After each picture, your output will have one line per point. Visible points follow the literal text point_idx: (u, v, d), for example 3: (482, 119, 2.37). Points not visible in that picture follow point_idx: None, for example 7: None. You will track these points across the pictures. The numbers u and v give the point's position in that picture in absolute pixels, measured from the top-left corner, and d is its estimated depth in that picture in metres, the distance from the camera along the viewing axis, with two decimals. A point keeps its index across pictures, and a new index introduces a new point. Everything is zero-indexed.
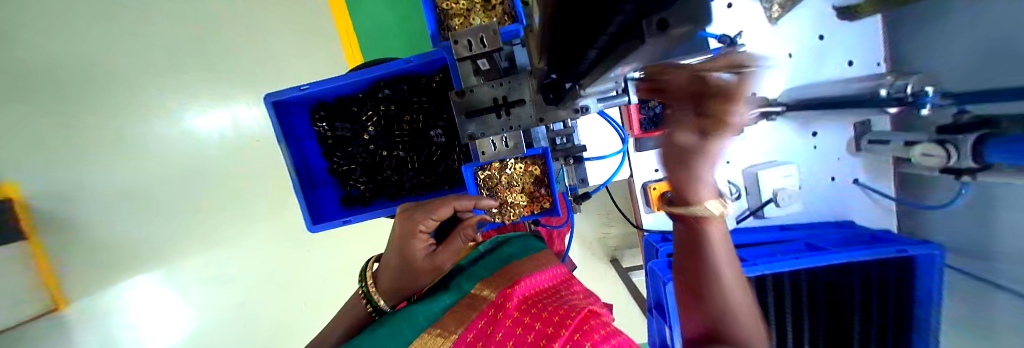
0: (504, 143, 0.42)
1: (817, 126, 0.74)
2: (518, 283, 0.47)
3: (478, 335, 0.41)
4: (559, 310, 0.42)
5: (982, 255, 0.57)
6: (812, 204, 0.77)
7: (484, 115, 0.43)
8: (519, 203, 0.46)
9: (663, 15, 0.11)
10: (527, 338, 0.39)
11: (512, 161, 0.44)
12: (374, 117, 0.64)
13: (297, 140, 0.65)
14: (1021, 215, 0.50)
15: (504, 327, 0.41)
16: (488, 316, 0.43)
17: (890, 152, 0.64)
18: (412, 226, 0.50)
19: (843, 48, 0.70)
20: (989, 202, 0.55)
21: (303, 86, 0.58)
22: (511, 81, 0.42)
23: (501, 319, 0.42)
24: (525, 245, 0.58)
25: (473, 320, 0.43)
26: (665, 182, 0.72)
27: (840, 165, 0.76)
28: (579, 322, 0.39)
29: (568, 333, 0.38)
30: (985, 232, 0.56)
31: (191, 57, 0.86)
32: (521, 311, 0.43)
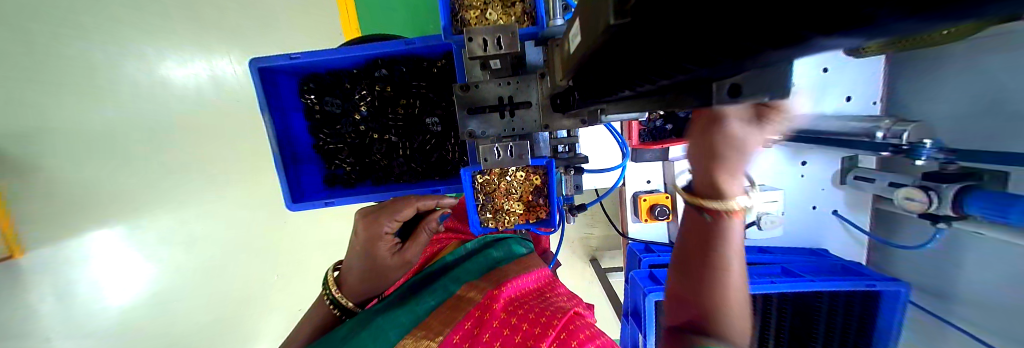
0: (509, 152, 0.35)
1: (807, 156, 0.76)
2: (504, 286, 0.49)
3: (465, 336, 0.43)
4: (547, 310, 0.45)
5: (941, 293, 0.63)
6: (792, 231, 0.79)
7: (486, 113, 0.43)
8: (515, 211, 0.41)
9: (740, 82, 0.13)
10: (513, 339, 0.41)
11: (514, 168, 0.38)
12: (368, 96, 0.64)
13: (281, 110, 0.64)
14: (991, 265, 0.55)
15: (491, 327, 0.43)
16: (476, 316, 0.45)
17: (874, 190, 0.66)
18: (378, 229, 0.53)
19: (845, 84, 0.73)
20: (961, 249, 0.60)
21: (293, 55, 0.57)
22: (520, 82, 0.42)
23: (489, 321, 0.44)
24: (511, 249, 0.60)
25: (461, 320, 0.45)
26: (655, 194, 0.75)
27: (823, 195, 0.77)
28: (566, 322, 0.42)
29: (554, 333, 0.40)
30: (949, 271, 0.62)
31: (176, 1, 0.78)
32: (508, 313, 0.45)
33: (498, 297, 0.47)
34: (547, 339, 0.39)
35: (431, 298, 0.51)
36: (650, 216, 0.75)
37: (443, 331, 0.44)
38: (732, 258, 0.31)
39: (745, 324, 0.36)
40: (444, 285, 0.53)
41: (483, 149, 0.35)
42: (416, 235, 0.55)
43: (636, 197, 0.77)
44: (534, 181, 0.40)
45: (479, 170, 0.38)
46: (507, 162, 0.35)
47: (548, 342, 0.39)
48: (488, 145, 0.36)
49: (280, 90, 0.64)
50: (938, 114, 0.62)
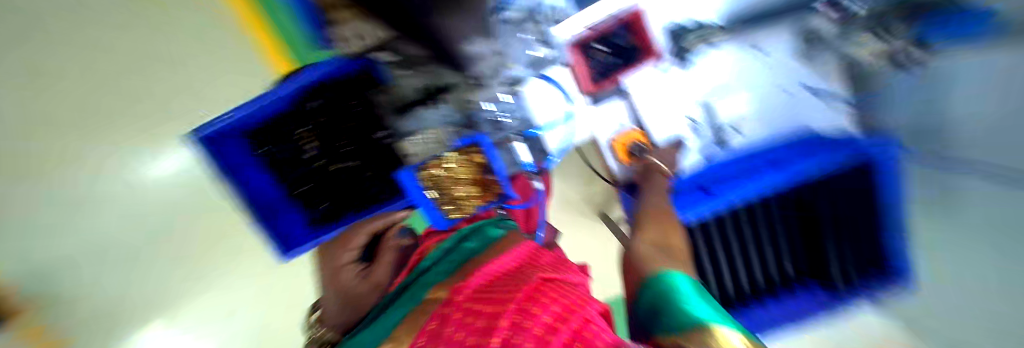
0: (427, 141, 0.41)
1: (764, 42, 0.74)
2: (466, 280, 0.42)
3: (429, 337, 0.31)
4: (515, 286, 0.39)
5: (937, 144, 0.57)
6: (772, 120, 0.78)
7: (416, 108, 0.43)
8: (470, 194, 0.45)
9: None
10: (472, 326, 0.31)
11: (449, 154, 0.41)
12: (312, 130, 0.63)
13: (239, 172, 0.63)
14: (970, 91, 0.49)
15: (447, 322, 0.33)
16: (441, 315, 0.35)
17: None
18: (335, 262, 0.54)
19: None
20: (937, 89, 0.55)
21: (222, 116, 0.57)
22: (432, 69, 0.41)
23: (452, 315, 0.35)
24: (485, 236, 0.57)
25: (425, 322, 0.35)
26: (626, 134, 0.74)
27: (793, 75, 0.75)
28: (533, 293, 0.36)
29: (516, 306, 0.33)
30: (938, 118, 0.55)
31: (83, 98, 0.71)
32: (473, 299, 0.37)
33: (460, 291, 0.40)
34: (512, 307, 0.33)
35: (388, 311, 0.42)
36: (627, 157, 0.75)
37: (404, 338, 0.33)
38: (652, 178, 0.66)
39: (668, 217, 0.54)
40: (404, 294, 0.45)
41: (405, 146, 0.41)
42: (380, 254, 0.58)
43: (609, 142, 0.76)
44: (474, 160, 0.42)
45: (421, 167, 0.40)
46: (430, 150, 0.41)
47: (512, 312, 0.32)
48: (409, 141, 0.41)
49: (226, 155, 0.63)
50: None
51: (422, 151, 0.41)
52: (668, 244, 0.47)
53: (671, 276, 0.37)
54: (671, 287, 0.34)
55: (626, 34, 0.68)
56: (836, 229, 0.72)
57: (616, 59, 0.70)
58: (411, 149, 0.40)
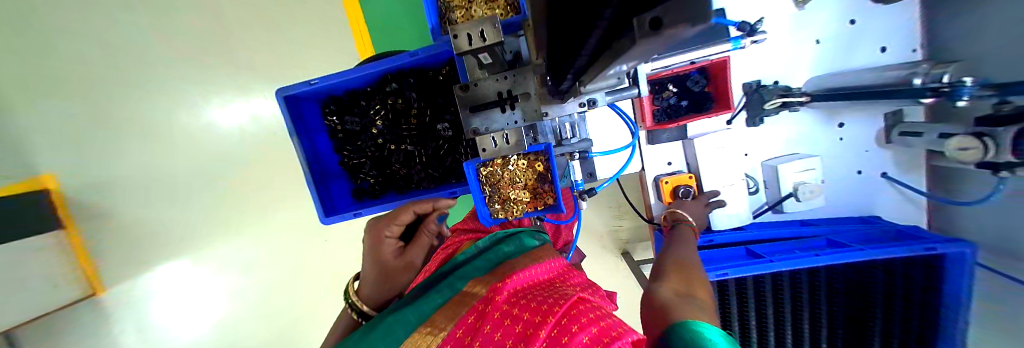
0: (504, 139, 0.36)
1: (845, 117, 0.70)
2: (506, 279, 0.50)
3: (467, 330, 0.42)
4: (546, 298, 0.45)
5: (1014, 253, 0.54)
6: (839, 199, 0.73)
7: (488, 109, 0.45)
8: (522, 200, 0.41)
9: (660, 13, 0.11)
10: (514, 328, 0.40)
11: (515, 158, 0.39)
12: (382, 110, 0.67)
13: (311, 133, 0.71)
14: None
15: (494, 317, 0.43)
16: (478, 311, 0.45)
17: (923, 144, 0.60)
18: (379, 233, 0.57)
19: (878, 33, 0.66)
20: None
21: (312, 80, 0.64)
22: (515, 75, 0.43)
23: (490, 312, 0.44)
24: (521, 244, 0.62)
25: (463, 316, 0.45)
26: (677, 176, 0.72)
27: (867, 158, 0.71)
28: (568, 308, 0.41)
29: (556, 320, 0.39)
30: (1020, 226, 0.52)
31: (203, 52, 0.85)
32: (510, 303, 0.45)
33: (502, 290, 0.48)
34: (547, 325, 0.38)
35: (441, 293, 0.52)
36: (673, 198, 0.73)
37: (448, 326, 0.44)
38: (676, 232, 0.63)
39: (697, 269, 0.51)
40: (455, 280, 0.55)
41: (481, 140, 0.37)
42: (417, 238, 0.61)
43: (658, 181, 0.75)
44: (537, 167, 0.40)
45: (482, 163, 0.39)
46: (504, 150, 0.36)
47: (547, 328, 0.38)
48: (486, 135, 0.37)
49: (304, 115, 0.70)
50: (985, 51, 0.55)
51: (492, 150, 0.37)
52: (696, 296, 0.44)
53: (694, 322, 0.35)
54: (689, 330, 0.34)
55: (703, 80, 0.70)
56: (889, 327, 0.62)
57: (685, 101, 0.73)
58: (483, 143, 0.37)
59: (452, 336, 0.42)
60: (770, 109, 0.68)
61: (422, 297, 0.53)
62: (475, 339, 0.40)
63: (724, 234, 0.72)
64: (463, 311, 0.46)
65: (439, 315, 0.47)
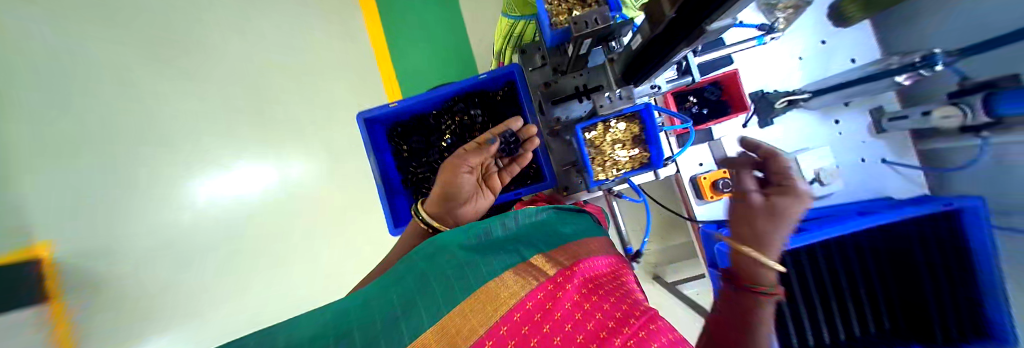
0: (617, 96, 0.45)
1: (839, 114, 0.82)
2: (573, 268, 0.48)
3: (538, 305, 0.39)
4: (615, 304, 0.42)
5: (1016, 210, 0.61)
6: (855, 183, 0.82)
7: (568, 101, 0.55)
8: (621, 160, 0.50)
9: None
10: (586, 325, 0.37)
11: (617, 121, 0.48)
12: (452, 125, 0.77)
13: (382, 153, 0.80)
14: None
15: (566, 307, 0.40)
16: (548, 290, 0.42)
17: (910, 125, 0.70)
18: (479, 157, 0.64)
19: (847, 48, 0.82)
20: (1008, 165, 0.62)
21: (390, 103, 0.74)
22: (589, 72, 0.54)
23: (562, 300, 0.41)
24: (579, 228, 0.65)
25: (536, 286, 0.43)
26: (715, 172, 0.81)
27: (866, 147, 0.81)
28: (642, 323, 0.38)
29: (629, 332, 0.36)
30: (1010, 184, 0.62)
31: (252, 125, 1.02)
32: (581, 297, 0.43)
33: (571, 278, 0.46)
34: (622, 336, 0.35)
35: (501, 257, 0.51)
36: (714, 192, 0.81)
37: (520, 293, 0.41)
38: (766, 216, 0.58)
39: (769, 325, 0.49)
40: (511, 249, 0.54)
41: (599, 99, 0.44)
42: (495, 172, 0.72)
43: (695, 179, 0.84)
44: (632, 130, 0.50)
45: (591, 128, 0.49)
46: (616, 103, 0.44)
47: (623, 339, 0.35)
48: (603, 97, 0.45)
49: (376, 137, 0.78)
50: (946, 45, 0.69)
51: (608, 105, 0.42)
52: None
53: None
54: None
55: (717, 90, 0.85)
56: (937, 298, 0.64)
57: (705, 109, 0.86)
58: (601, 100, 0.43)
59: (521, 304, 0.39)
60: (779, 108, 0.81)
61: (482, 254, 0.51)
62: (546, 319, 0.37)
63: None
64: (535, 283, 0.43)
65: (507, 274, 0.45)
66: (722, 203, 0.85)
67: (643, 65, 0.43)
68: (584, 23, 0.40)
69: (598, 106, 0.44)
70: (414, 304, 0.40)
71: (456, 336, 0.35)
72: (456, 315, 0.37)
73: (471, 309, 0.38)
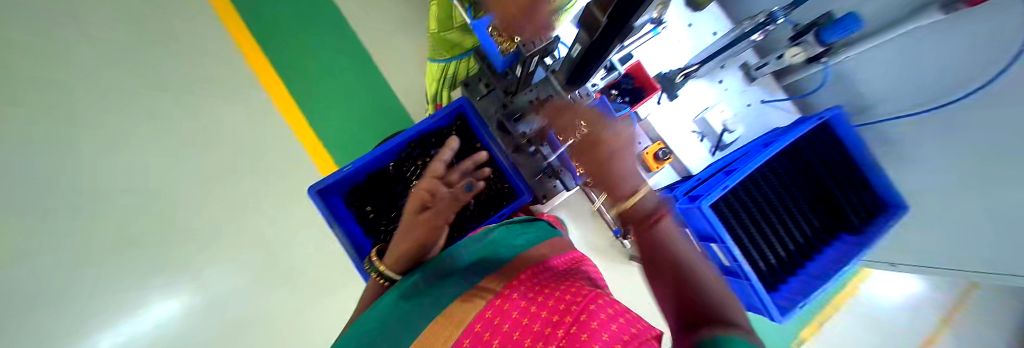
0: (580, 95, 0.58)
1: (720, 75, 1.01)
2: (519, 277, 0.47)
3: (484, 326, 0.36)
4: (562, 289, 0.41)
5: (862, 108, 0.90)
6: (751, 124, 1.02)
7: (528, 115, 0.60)
8: None
9: None
10: (532, 326, 0.35)
11: (580, 118, 0.62)
12: (416, 171, 0.75)
13: (345, 222, 0.73)
14: (872, 74, 0.84)
15: (511, 316, 0.37)
16: (495, 306, 0.40)
17: (771, 68, 0.91)
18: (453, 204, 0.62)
19: (708, 25, 1.03)
20: (847, 76, 0.90)
21: (342, 167, 0.70)
22: (537, 87, 0.60)
23: (507, 310, 0.38)
24: (539, 234, 0.66)
25: (478, 312, 0.39)
26: (652, 145, 0.94)
27: (748, 95, 1.02)
28: (586, 302, 0.36)
29: (573, 317, 0.34)
30: (854, 92, 0.90)
31: (196, 250, 1.16)
32: (528, 298, 0.41)
33: (517, 287, 0.44)
34: (564, 325, 0.33)
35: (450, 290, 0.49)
36: (657, 161, 0.93)
37: (464, 322, 0.38)
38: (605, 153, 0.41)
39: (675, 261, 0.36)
40: (459, 280, 0.52)
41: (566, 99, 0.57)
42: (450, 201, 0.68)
43: (639, 155, 0.95)
44: None
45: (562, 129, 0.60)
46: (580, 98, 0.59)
47: (565, 328, 0.32)
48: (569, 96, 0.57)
49: (334, 206, 0.73)
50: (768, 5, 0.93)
51: (572, 107, 0.55)
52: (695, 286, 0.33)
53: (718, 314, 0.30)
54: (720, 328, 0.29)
55: (630, 81, 0.96)
56: (840, 188, 0.84)
57: (626, 98, 0.95)
58: (565, 105, 0.55)
59: (466, 333, 0.36)
60: (678, 83, 0.96)
61: (429, 294, 0.49)
62: (494, 337, 0.34)
63: (703, 172, 0.92)
64: (482, 302, 0.41)
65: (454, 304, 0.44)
66: (666, 171, 0.99)
67: (584, 70, 0.50)
68: (530, 44, 0.46)
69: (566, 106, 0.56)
70: None
71: None
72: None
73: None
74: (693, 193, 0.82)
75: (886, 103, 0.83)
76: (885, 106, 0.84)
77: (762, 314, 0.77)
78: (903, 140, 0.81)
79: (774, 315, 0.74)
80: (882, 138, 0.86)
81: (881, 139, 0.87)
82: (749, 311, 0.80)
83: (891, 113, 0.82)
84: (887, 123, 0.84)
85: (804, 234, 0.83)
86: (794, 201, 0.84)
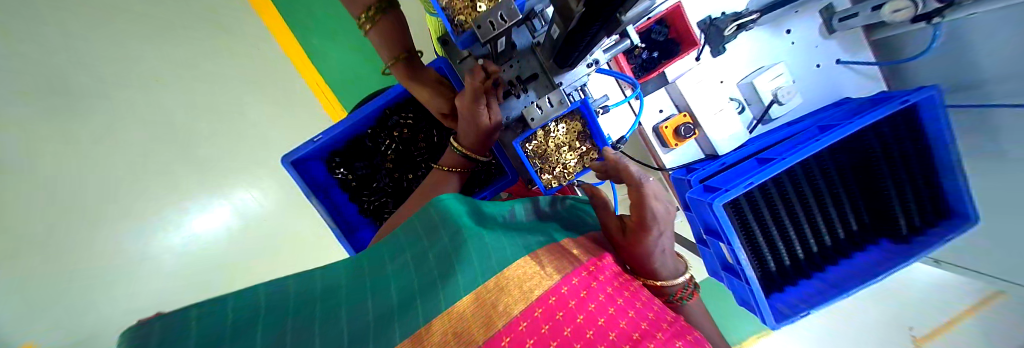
0: (550, 104, 0.46)
1: (790, 24, 0.78)
2: (604, 258, 0.49)
3: (574, 293, 0.41)
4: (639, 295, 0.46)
5: (972, 84, 0.66)
6: (813, 92, 0.81)
7: (507, 99, 0.49)
8: (571, 161, 0.59)
9: None
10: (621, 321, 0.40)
11: (557, 125, 0.57)
12: (392, 144, 0.69)
13: (324, 192, 0.71)
14: (994, 41, 0.59)
15: (597, 297, 0.42)
16: (584, 276, 0.43)
17: (862, 23, 0.68)
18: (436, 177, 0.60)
19: None
20: (965, 37, 0.64)
21: (314, 138, 0.65)
22: (519, 61, 0.48)
23: (595, 289, 0.43)
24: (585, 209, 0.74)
25: (570, 273, 0.43)
26: (674, 118, 0.77)
27: (820, 52, 0.79)
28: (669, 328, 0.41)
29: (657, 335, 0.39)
30: (966, 60, 0.65)
31: (209, 184, 1.20)
32: (613, 287, 0.45)
33: (602, 268, 0.47)
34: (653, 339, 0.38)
35: (529, 242, 0.51)
36: (677, 138, 0.78)
37: (559, 274, 0.42)
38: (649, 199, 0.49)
39: (658, 250, 0.53)
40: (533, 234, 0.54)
41: (529, 110, 0.47)
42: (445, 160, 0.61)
43: (658, 129, 0.80)
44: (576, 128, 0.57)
45: (527, 138, 0.55)
46: (551, 112, 0.46)
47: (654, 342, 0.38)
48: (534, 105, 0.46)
49: (312, 175, 0.70)
50: None
51: (540, 117, 0.47)
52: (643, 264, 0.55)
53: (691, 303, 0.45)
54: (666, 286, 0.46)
55: (664, 29, 0.77)
56: (901, 190, 0.67)
57: (655, 53, 0.79)
58: (531, 113, 0.47)
59: (556, 291, 0.40)
60: (729, 36, 0.75)
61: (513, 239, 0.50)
62: (580, 309, 0.39)
63: (730, 154, 0.77)
64: (571, 266, 0.44)
65: (540, 256, 0.46)
66: (688, 147, 0.84)
67: (571, 53, 0.39)
68: (490, 23, 0.34)
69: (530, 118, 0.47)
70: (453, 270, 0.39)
71: (491, 315, 0.36)
72: (492, 292, 0.38)
73: (502, 289, 0.39)
74: (709, 182, 0.70)
75: (1004, 83, 0.60)
76: (995, 86, 0.62)
77: (753, 313, 0.69)
78: (1010, 133, 0.61)
79: (768, 320, 0.66)
80: (983, 125, 0.65)
81: (982, 126, 0.66)
82: (741, 306, 0.73)
83: (1010, 98, 0.59)
84: (1005, 108, 0.60)
85: (832, 237, 0.71)
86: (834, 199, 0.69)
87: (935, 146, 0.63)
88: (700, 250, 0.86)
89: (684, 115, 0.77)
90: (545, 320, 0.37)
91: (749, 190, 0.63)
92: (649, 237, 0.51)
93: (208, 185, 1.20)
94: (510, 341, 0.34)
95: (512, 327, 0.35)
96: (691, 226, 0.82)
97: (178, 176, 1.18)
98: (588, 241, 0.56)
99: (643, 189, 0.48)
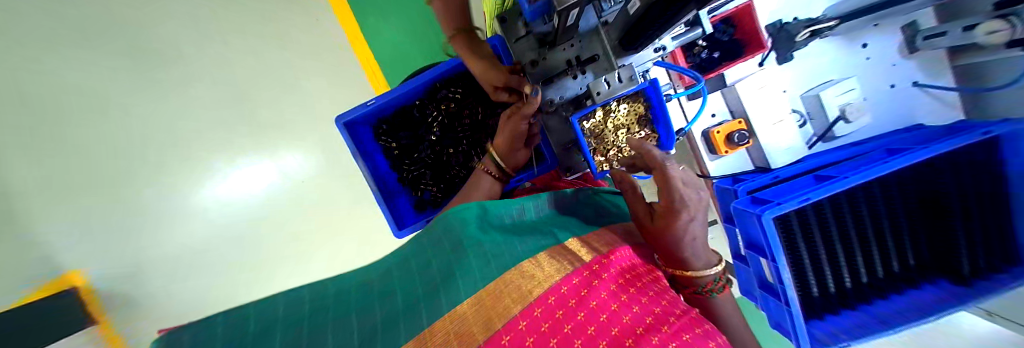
0: (618, 79, 0.46)
1: (867, 37, 0.74)
2: (611, 255, 0.49)
3: (572, 290, 0.41)
4: (649, 293, 0.44)
5: None
6: (882, 114, 0.76)
7: (562, 78, 0.51)
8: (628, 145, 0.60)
9: None
10: (624, 317, 0.39)
11: (619, 105, 0.57)
12: (438, 116, 0.71)
13: (369, 155, 0.75)
14: None
15: (600, 294, 0.41)
16: (583, 276, 0.44)
17: (950, 43, 0.63)
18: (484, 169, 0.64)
19: None
20: None
21: (369, 102, 0.68)
22: (580, 41, 0.49)
23: (598, 287, 0.42)
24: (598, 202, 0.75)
25: (569, 275, 0.43)
26: (728, 124, 0.74)
27: (897, 71, 0.74)
28: (679, 323, 0.39)
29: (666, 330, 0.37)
30: None
31: (259, 141, 1.27)
32: (617, 285, 0.44)
33: (607, 265, 0.47)
34: (660, 333, 0.36)
35: (532, 242, 0.52)
36: (729, 144, 0.75)
37: (556, 276, 0.43)
38: (672, 183, 0.48)
39: (691, 238, 0.51)
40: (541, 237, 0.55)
41: (596, 85, 0.47)
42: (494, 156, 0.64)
43: (708, 133, 0.78)
44: (638, 110, 0.58)
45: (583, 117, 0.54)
46: (618, 89, 0.46)
47: (661, 336, 0.36)
48: (600, 80, 0.47)
49: (360, 138, 0.73)
50: None
51: (606, 92, 0.47)
52: (677, 254, 0.53)
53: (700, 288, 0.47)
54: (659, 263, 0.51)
55: (730, 29, 0.74)
56: (970, 228, 0.62)
57: (716, 53, 0.76)
58: (598, 88, 0.47)
59: (554, 289, 0.41)
60: (801, 42, 0.72)
61: (514, 239, 0.52)
62: (581, 306, 0.39)
63: (785, 168, 0.73)
64: (571, 268, 0.45)
65: (541, 258, 0.47)
66: (737, 155, 0.82)
67: (645, 34, 0.39)
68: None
69: (595, 93, 0.48)
70: (451, 270, 0.41)
71: (492, 309, 0.37)
72: (491, 291, 0.39)
73: (503, 285, 0.40)
74: (758, 194, 0.67)
75: None
76: None
77: (787, 337, 0.66)
78: None
79: (803, 346, 0.62)
80: None
81: None
82: (775, 329, 0.70)
83: None
84: None
85: (886, 269, 0.66)
86: (893, 231, 0.65)
87: (1016, 184, 0.58)
88: (735, 266, 0.83)
89: (739, 121, 0.74)
90: (545, 317, 0.37)
91: (804, 206, 0.60)
92: (680, 223, 0.49)
93: (259, 141, 1.27)
94: (511, 339, 0.34)
95: (512, 325, 0.35)
96: (729, 240, 0.81)
97: (227, 126, 1.23)
98: (598, 240, 0.56)
99: (666, 173, 0.48)
